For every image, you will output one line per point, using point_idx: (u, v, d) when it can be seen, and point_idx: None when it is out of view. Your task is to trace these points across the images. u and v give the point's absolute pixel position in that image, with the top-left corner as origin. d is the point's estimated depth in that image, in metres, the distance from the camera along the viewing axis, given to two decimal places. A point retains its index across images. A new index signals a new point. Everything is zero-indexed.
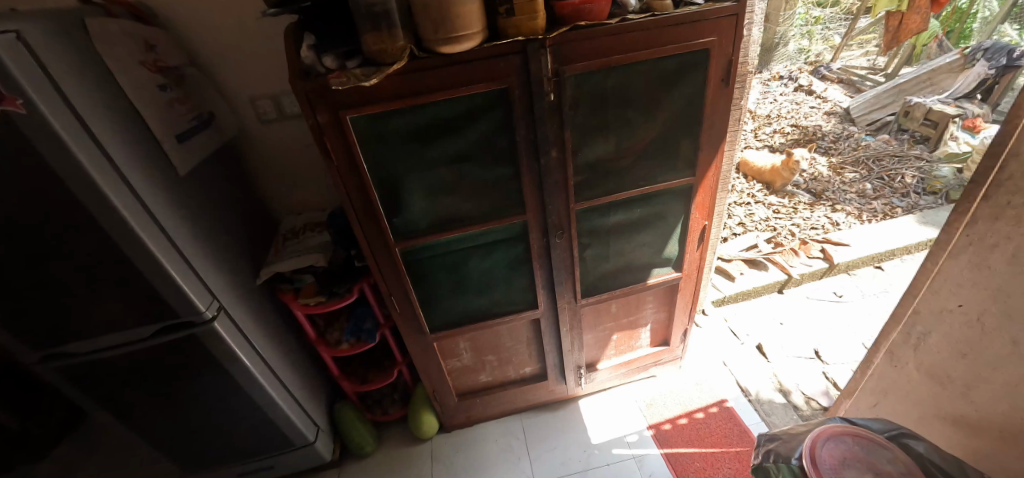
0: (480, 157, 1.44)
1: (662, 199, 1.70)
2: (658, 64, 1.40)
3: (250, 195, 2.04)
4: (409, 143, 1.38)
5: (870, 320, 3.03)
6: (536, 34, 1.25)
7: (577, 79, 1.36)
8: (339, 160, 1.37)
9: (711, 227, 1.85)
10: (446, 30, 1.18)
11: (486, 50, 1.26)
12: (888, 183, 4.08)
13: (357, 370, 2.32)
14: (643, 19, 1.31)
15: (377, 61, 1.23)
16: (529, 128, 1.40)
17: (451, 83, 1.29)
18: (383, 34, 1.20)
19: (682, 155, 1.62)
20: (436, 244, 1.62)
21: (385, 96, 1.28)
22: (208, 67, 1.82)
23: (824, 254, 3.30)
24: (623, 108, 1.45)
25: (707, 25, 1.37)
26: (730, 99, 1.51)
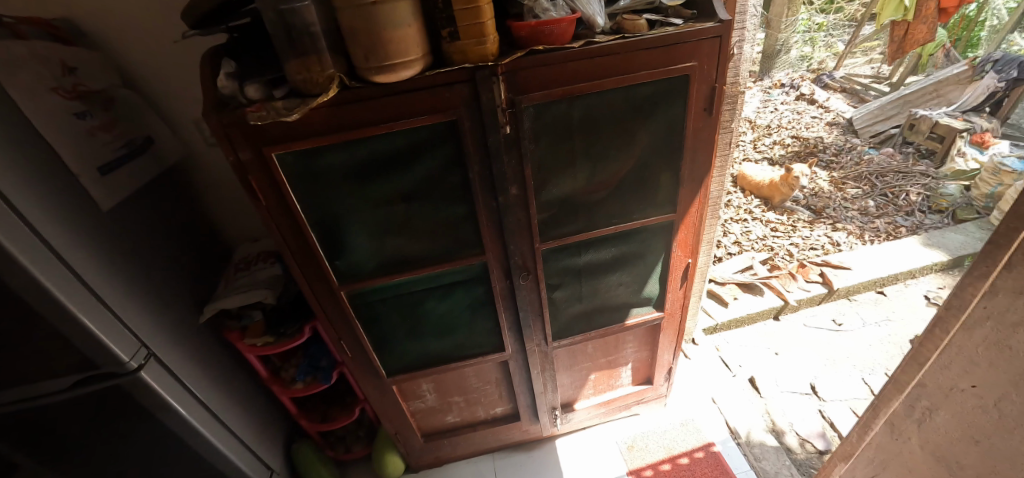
0: (430, 196, 1.28)
1: (639, 238, 1.54)
2: (631, 92, 1.22)
3: (197, 221, 1.87)
4: (347, 182, 1.21)
5: (871, 351, 2.86)
6: (485, 59, 1.07)
7: (536, 109, 1.18)
8: (268, 200, 1.20)
9: (695, 265, 1.69)
10: (378, 57, 1.01)
11: (429, 78, 1.08)
12: (892, 200, 3.90)
13: (317, 407, 2.16)
14: (612, 42, 1.13)
15: (302, 91, 1.06)
16: (484, 165, 1.23)
17: (390, 115, 1.12)
18: (306, 61, 1.03)
19: (661, 191, 1.45)
20: (387, 289, 1.46)
21: (312, 130, 1.11)
22: (144, 87, 1.65)
23: (823, 278, 3.13)
24: (592, 142, 1.28)
25: (687, 49, 1.19)
26: (714, 132, 1.34)
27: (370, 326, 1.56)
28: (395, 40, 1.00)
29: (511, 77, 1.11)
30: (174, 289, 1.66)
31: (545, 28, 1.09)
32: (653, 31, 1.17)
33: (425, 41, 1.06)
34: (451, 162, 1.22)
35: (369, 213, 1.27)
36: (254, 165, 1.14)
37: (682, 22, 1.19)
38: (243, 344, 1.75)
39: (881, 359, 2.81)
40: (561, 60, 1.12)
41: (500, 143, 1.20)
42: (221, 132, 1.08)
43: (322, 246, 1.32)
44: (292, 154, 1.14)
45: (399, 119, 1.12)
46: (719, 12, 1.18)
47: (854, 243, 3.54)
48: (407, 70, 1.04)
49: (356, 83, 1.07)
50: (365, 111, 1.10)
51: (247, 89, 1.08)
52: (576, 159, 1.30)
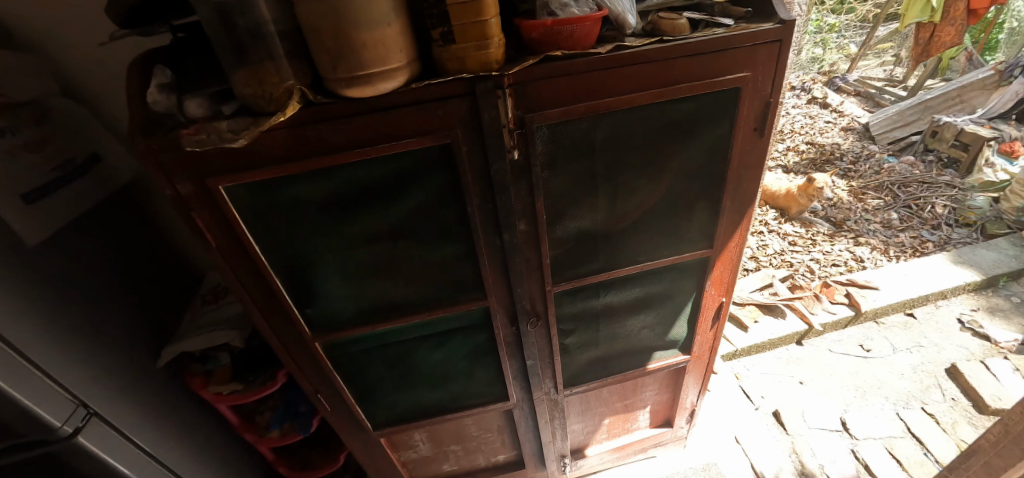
0: (422, 235, 1.04)
1: (667, 276, 1.31)
2: (669, 108, 0.98)
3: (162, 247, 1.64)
4: (317, 219, 0.98)
5: (903, 381, 2.64)
6: (488, 68, 0.84)
7: (551, 130, 0.95)
8: (218, 241, 0.97)
9: (729, 303, 1.46)
10: (349, 66, 0.78)
11: (417, 91, 0.84)
12: (916, 212, 3.68)
13: (296, 451, 1.91)
14: (648, 47, 0.90)
15: (255, 109, 0.83)
16: (488, 197, 1.00)
17: (368, 138, 0.88)
18: (261, 70, 0.81)
19: (695, 223, 1.22)
20: (370, 338, 1.23)
21: (268, 156, 0.87)
22: (88, 96, 1.41)
23: (850, 299, 2.91)
24: (618, 168, 1.05)
25: (741, 55, 0.95)
26: (763, 156, 1.12)
27: (351, 378, 1.33)
28: (370, 43, 0.76)
29: (521, 90, 0.88)
30: (135, 332, 1.40)
31: (565, 28, 0.86)
32: (697, 32, 0.93)
33: (413, 45, 0.83)
34: (446, 193, 0.99)
35: (347, 255, 1.04)
36: (197, 199, 0.90)
37: (733, 22, 0.96)
38: (208, 392, 1.48)
39: (915, 390, 2.58)
40: (584, 68, 0.89)
41: (507, 172, 0.97)
42: (152, 159, 0.84)
43: (290, 294, 1.09)
44: (246, 186, 0.91)
45: (380, 143, 0.88)
46: (779, 10, 0.95)
47: (879, 259, 3.31)
48: (387, 82, 0.80)
49: (324, 99, 0.83)
50: (336, 132, 0.86)
51: (187, 104, 0.85)
52: (598, 189, 1.07)
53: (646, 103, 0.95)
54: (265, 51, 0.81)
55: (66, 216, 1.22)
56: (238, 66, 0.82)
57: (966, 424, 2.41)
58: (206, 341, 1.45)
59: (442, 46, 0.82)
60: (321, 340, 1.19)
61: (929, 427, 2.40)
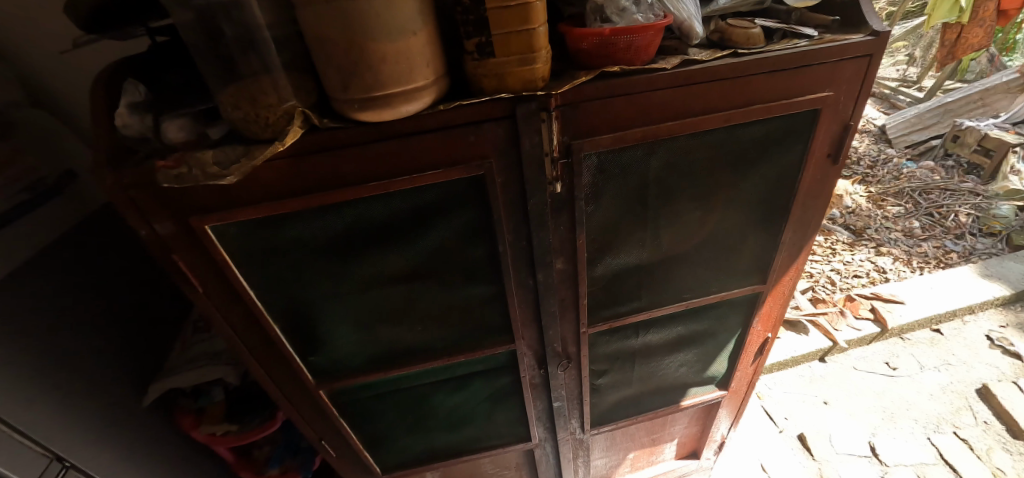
0: (443, 274, 0.91)
1: (711, 314, 1.17)
2: (734, 132, 0.85)
3: None
4: (323, 257, 0.85)
5: (931, 402, 2.49)
6: (533, 86, 0.69)
7: (601, 158, 0.80)
8: (206, 285, 0.85)
9: (774, 338, 1.32)
10: (364, 85, 0.63)
11: (444, 114, 0.69)
12: (938, 221, 3.54)
13: None
14: (720, 61, 0.76)
15: (249, 135, 0.69)
16: (523, 235, 0.86)
17: (385, 169, 0.74)
18: (253, 88, 0.66)
19: (747, 257, 1.08)
20: (381, 383, 1.10)
21: (266, 190, 0.74)
22: (62, 106, 1.25)
23: (875, 314, 2.77)
24: (670, 199, 0.91)
25: (823, 72, 0.81)
26: (832, 184, 0.98)
27: (359, 422, 1.20)
28: (391, 57, 0.61)
29: (570, 112, 0.74)
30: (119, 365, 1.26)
31: (622, 38, 0.71)
32: (775, 45, 0.79)
33: (441, 58, 0.67)
34: (473, 231, 0.85)
35: (358, 295, 0.91)
36: (179, 239, 0.78)
37: (817, 32, 0.81)
38: (201, 433, 1.34)
39: (945, 412, 2.45)
40: (644, 87, 0.74)
41: (546, 206, 0.82)
42: (124, 197, 0.71)
43: (290, 340, 0.96)
44: (240, 223, 0.78)
45: (399, 175, 0.74)
46: (871, 20, 0.80)
47: (902, 270, 3.17)
48: (411, 105, 0.66)
49: (334, 122, 0.69)
50: (347, 163, 0.72)
51: (165, 126, 0.71)
52: (646, 222, 0.94)
53: (709, 127, 0.81)
54: (259, 67, 0.67)
55: (37, 245, 1.07)
56: (228, 84, 0.68)
57: (1001, 451, 2.28)
58: (200, 377, 1.30)
59: (478, 59, 0.66)
60: (329, 386, 1.06)
61: (963, 453, 2.27)
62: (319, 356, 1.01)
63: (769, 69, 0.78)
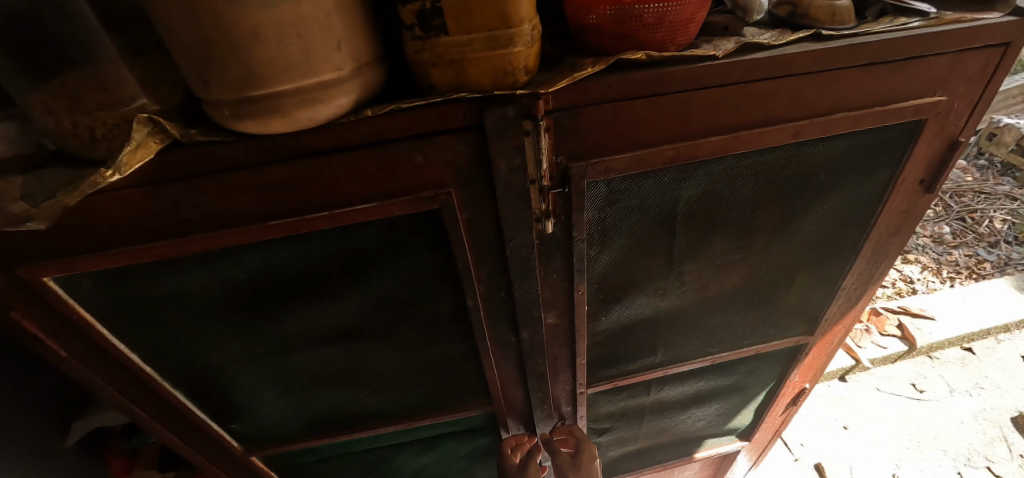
0: (396, 328, 0.69)
1: (740, 368, 0.98)
2: (799, 151, 0.61)
3: None
4: (232, 309, 0.63)
5: (962, 432, 2.21)
6: (511, 81, 0.45)
7: (613, 185, 0.57)
8: (71, 347, 0.62)
9: (812, 389, 1.09)
10: (230, 75, 0.39)
11: (375, 123, 0.46)
12: (970, 227, 3.22)
13: None
14: (796, 48, 0.51)
15: (77, 154, 0.45)
16: (502, 287, 0.63)
17: (291, 200, 0.51)
18: (72, 83, 0.43)
19: (790, 302, 0.85)
20: (335, 445, 0.91)
21: (121, 229, 0.51)
22: None
23: (903, 332, 2.41)
24: (704, 237, 0.68)
25: (935, 68, 0.57)
26: (913, 219, 0.74)
27: None
28: (270, 34, 0.37)
29: (568, 122, 0.50)
30: (37, 413, 0.98)
31: (653, 7, 0.46)
32: (873, 24, 0.55)
33: (369, 38, 0.43)
34: (434, 278, 0.63)
35: (283, 350, 0.70)
36: (14, 295, 0.55)
37: (934, 8, 0.57)
38: None
39: (977, 443, 2.17)
40: (682, 84, 0.50)
41: (533, 250, 0.59)
42: None
43: (198, 403, 0.76)
44: (98, 271, 0.55)
45: (315, 209, 0.52)
46: None
47: (931, 281, 2.86)
48: (317, 110, 0.42)
49: (206, 133, 0.45)
50: (234, 194, 0.49)
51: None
52: (670, 264, 0.70)
53: (766, 145, 0.57)
54: (89, 50, 0.44)
55: None
56: (41, 75, 0.44)
57: None
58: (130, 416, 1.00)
59: (420, 38, 0.42)
60: (270, 448, 0.87)
61: None
62: (246, 416, 0.81)
63: (864, 63, 0.54)
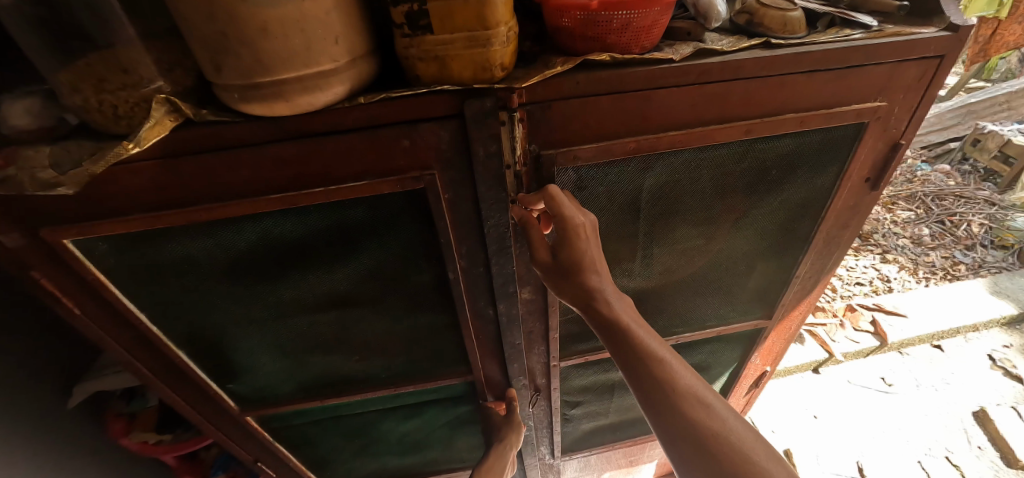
0: (385, 298, 0.75)
1: (705, 349, 1.09)
2: (752, 147, 0.68)
3: None
4: (233, 277, 0.69)
5: (927, 423, 2.34)
6: (488, 76, 0.50)
7: (581, 172, 0.63)
8: (84, 306, 0.68)
9: (772, 372, 1.21)
10: (236, 63, 0.44)
11: (367, 109, 0.52)
12: (949, 230, 3.34)
13: None
14: (746, 54, 0.58)
15: (100, 127, 0.51)
16: (483, 264, 0.70)
17: (289, 174, 0.56)
18: (94, 65, 0.48)
19: (751, 287, 0.93)
20: (325, 408, 0.98)
21: (134, 197, 0.56)
22: None
23: (875, 328, 2.62)
24: (667, 225, 0.74)
25: (874, 76, 0.63)
26: (862, 212, 0.82)
27: (297, 444, 1.07)
28: (276, 28, 0.43)
29: (541, 114, 0.56)
30: (45, 373, 1.05)
31: (618, 14, 0.52)
32: (820, 35, 0.61)
33: (364, 33, 0.49)
34: (418, 252, 0.69)
35: (278, 315, 0.76)
36: (36, 254, 0.61)
37: (878, 22, 0.63)
38: (132, 441, 1.19)
39: (939, 434, 2.30)
40: (643, 84, 0.56)
41: (507, 229, 0.65)
42: None
43: (198, 362, 0.82)
44: (113, 236, 0.61)
45: (311, 185, 0.57)
46: (950, 11, 0.62)
47: (907, 280, 3.00)
48: (315, 96, 0.48)
49: (216, 113, 0.51)
50: (236, 169, 0.55)
51: (6, 108, 0.51)
52: (637, 249, 0.77)
53: (724, 142, 0.64)
54: (108, 34, 0.48)
55: None
56: (67, 56, 0.49)
57: None
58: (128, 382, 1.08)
59: (409, 35, 0.48)
60: (264, 408, 0.93)
61: None
62: (244, 377, 0.87)
63: (808, 69, 0.60)
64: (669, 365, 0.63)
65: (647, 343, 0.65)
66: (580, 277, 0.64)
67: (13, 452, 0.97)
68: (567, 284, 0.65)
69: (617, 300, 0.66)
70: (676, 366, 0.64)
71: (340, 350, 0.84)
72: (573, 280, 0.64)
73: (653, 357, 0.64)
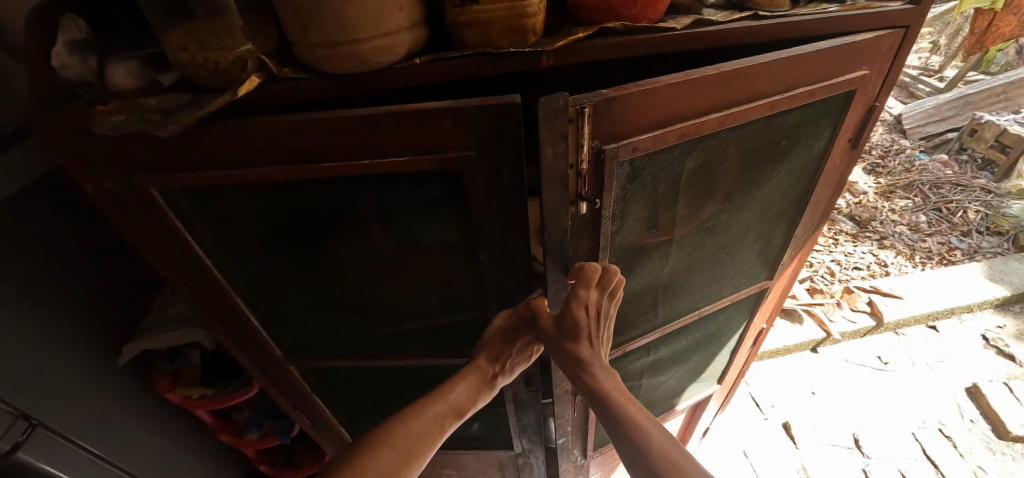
0: (424, 262, 0.84)
1: (718, 318, 1.23)
2: (769, 122, 0.79)
3: None
4: (287, 230, 0.79)
5: (920, 398, 2.47)
6: (523, 39, 0.61)
7: (635, 163, 0.72)
8: (160, 245, 0.78)
9: (767, 328, 1.37)
10: (326, 27, 0.55)
11: (420, 69, 0.62)
12: (945, 217, 3.45)
13: (281, 446, 1.75)
14: (738, 24, 0.68)
15: (199, 83, 0.61)
16: (522, 240, 0.77)
17: (348, 147, 0.66)
18: (201, 32, 0.59)
19: (754, 251, 1.06)
20: (360, 365, 1.07)
21: (212, 152, 0.67)
22: None
23: (872, 308, 2.73)
24: (697, 203, 0.86)
25: (857, 51, 0.74)
26: (850, 166, 0.95)
27: (331, 395, 1.18)
28: None
29: (606, 114, 0.63)
30: (99, 329, 1.17)
31: None
32: (800, 9, 0.72)
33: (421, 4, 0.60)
34: (451, 230, 0.78)
35: (338, 272, 0.87)
36: (127, 195, 0.71)
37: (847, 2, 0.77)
38: (176, 395, 1.30)
39: (933, 409, 2.42)
40: (653, 46, 0.66)
41: (565, 233, 0.74)
42: (67, 147, 0.65)
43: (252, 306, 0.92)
44: (193, 184, 0.72)
45: (357, 160, 0.67)
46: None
47: (903, 264, 3.11)
48: (383, 54, 0.58)
49: (294, 72, 0.62)
50: (293, 136, 0.65)
51: (111, 70, 0.63)
52: (673, 227, 0.88)
53: (750, 118, 0.74)
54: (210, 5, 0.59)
55: None
56: (176, 24, 0.59)
57: (984, 450, 2.28)
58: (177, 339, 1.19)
59: (459, 6, 0.60)
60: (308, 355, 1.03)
61: (946, 450, 2.26)
62: (291, 325, 0.98)
63: (811, 44, 0.70)
64: (644, 432, 0.77)
65: (626, 409, 0.80)
66: (575, 348, 0.83)
67: (66, 393, 1.09)
68: (566, 358, 0.84)
69: (602, 372, 0.83)
70: (646, 433, 0.77)
71: (385, 312, 0.94)
72: (569, 347, 0.83)
73: (633, 425, 0.78)
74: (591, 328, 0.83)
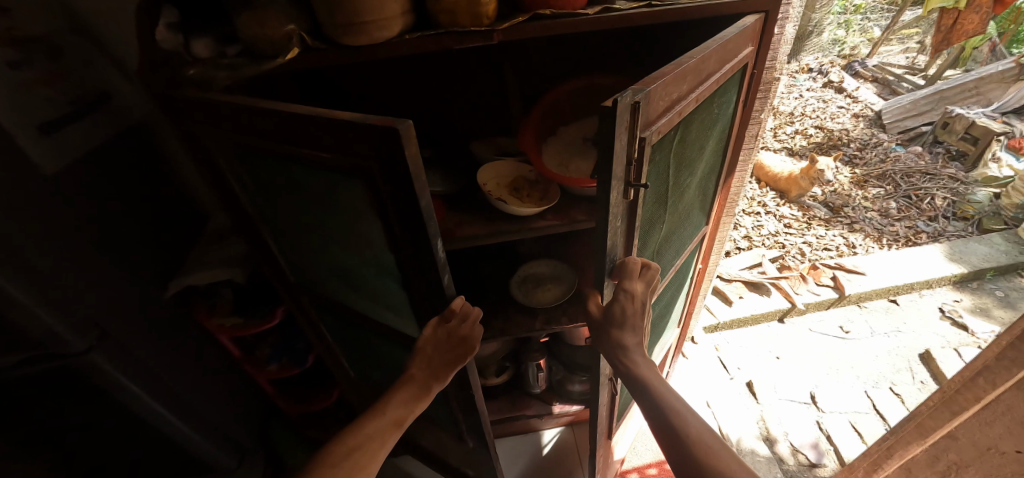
0: (364, 238, 1.07)
1: (681, 268, 1.52)
2: (712, 100, 1.08)
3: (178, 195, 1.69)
4: (276, 182, 1.07)
5: (876, 363, 2.70)
6: (478, 20, 0.89)
7: (654, 147, 0.95)
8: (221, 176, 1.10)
9: (701, 266, 1.72)
10: (346, 12, 0.83)
11: (408, 42, 0.90)
12: (915, 203, 3.68)
13: (297, 384, 2.01)
14: (637, 11, 0.95)
15: (258, 50, 0.91)
16: (424, 248, 0.98)
17: (304, 138, 0.89)
18: (260, 16, 0.88)
19: (698, 203, 1.36)
20: (347, 298, 1.34)
21: (237, 117, 0.93)
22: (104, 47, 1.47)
23: (835, 282, 2.98)
24: (678, 175, 1.13)
25: (747, 35, 1.04)
26: (747, 121, 1.29)
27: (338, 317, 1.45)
28: None
29: (650, 102, 0.84)
30: None
31: None
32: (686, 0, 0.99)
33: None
34: (371, 215, 0.99)
35: (317, 232, 1.13)
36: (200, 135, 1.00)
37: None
38: (212, 323, 1.57)
39: (886, 371, 2.65)
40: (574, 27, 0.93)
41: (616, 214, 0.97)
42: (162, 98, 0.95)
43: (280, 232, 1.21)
44: (238, 135, 1.00)
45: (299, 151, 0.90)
46: None
47: (871, 246, 3.34)
48: (382, 30, 0.86)
49: (321, 44, 0.89)
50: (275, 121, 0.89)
51: (196, 43, 0.96)
52: (666, 197, 1.14)
53: (706, 93, 1.01)
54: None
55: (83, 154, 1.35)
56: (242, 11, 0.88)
57: None
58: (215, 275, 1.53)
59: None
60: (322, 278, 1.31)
61: (895, 407, 2.48)
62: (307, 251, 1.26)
63: (727, 34, 0.98)
64: (675, 411, 1.03)
65: (665, 393, 1.07)
66: (621, 337, 1.13)
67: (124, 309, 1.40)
68: (615, 345, 1.14)
69: (644, 364, 1.12)
70: (678, 412, 1.03)
71: (351, 267, 1.19)
72: (617, 331, 1.14)
73: (667, 406, 1.04)
74: (630, 313, 1.13)
